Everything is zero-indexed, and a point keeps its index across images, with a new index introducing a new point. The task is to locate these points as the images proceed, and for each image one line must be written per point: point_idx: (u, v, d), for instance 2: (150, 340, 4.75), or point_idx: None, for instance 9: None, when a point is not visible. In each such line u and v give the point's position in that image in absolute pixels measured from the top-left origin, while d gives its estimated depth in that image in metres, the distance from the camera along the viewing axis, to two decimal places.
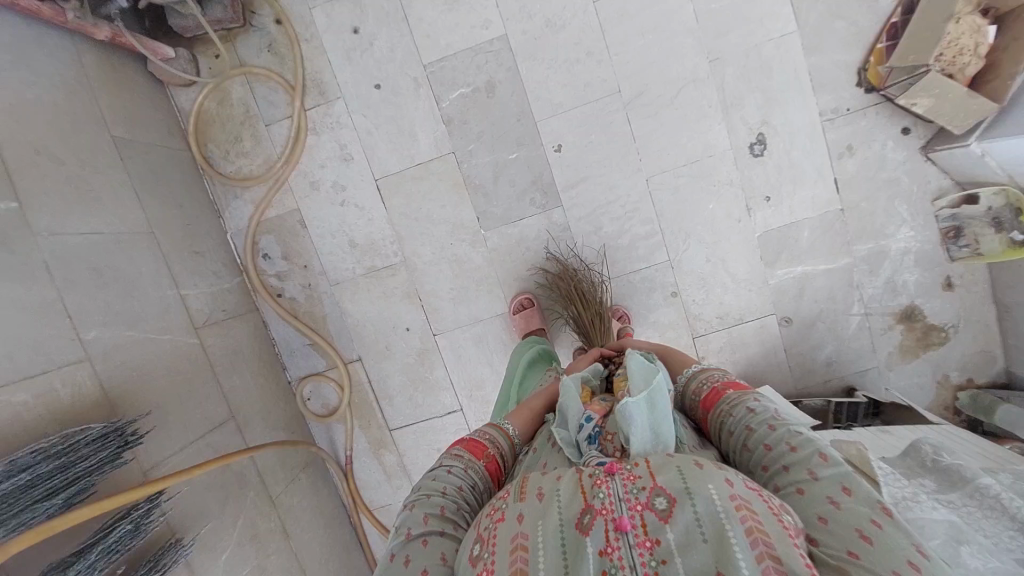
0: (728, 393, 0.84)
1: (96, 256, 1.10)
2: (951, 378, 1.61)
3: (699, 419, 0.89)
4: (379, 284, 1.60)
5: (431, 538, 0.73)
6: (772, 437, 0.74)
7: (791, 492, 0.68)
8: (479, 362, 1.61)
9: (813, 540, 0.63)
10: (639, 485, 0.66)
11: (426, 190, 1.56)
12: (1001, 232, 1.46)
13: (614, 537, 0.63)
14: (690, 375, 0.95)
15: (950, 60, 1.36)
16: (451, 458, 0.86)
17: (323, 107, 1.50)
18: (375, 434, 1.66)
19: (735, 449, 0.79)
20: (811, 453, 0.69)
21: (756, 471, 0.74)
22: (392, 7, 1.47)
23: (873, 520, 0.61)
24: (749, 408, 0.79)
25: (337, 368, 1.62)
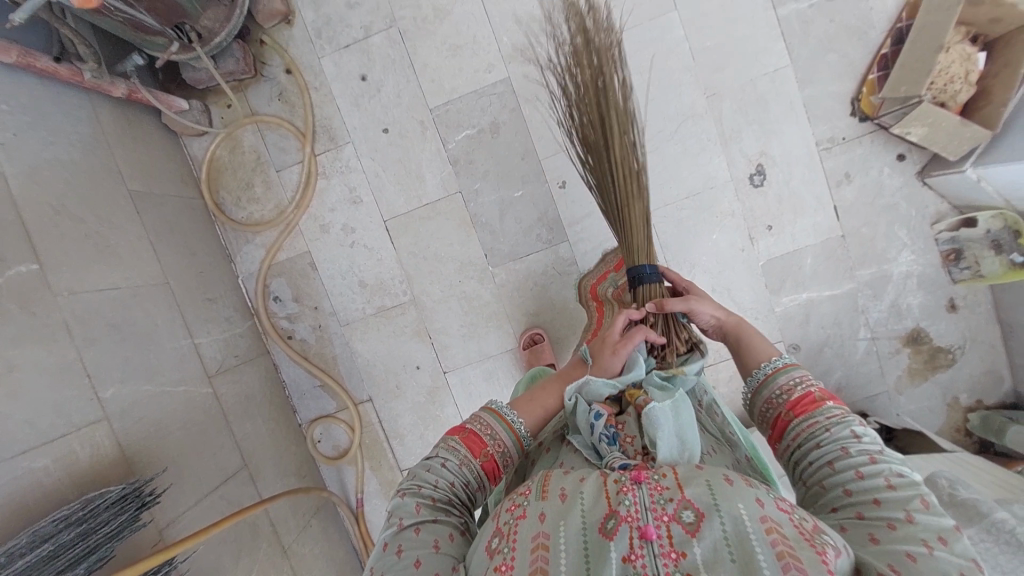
0: (828, 404, 0.78)
1: (114, 312, 1.11)
2: (961, 399, 1.61)
3: (772, 419, 0.84)
4: (388, 322, 1.60)
5: (423, 527, 0.74)
6: (870, 468, 0.69)
7: (877, 523, 0.64)
8: (489, 398, 1.60)
9: (894, 572, 0.59)
10: (666, 497, 0.66)
11: (434, 228, 1.57)
12: (1001, 255, 1.50)
13: (638, 544, 0.62)
14: (775, 369, 0.87)
15: (941, 88, 1.42)
16: (447, 450, 0.83)
17: (332, 152, 1.54)
18: (386, 475, 1.64)
19: (814, 461, 0.74)
20: (912, 495, 0.65)
21: (836, 490, 0.70)
22: (398, 54, 1.51)
23: (964, 574, 0.57)
24: (852, 432, 0.74)
25: (348, 409, 1.62)
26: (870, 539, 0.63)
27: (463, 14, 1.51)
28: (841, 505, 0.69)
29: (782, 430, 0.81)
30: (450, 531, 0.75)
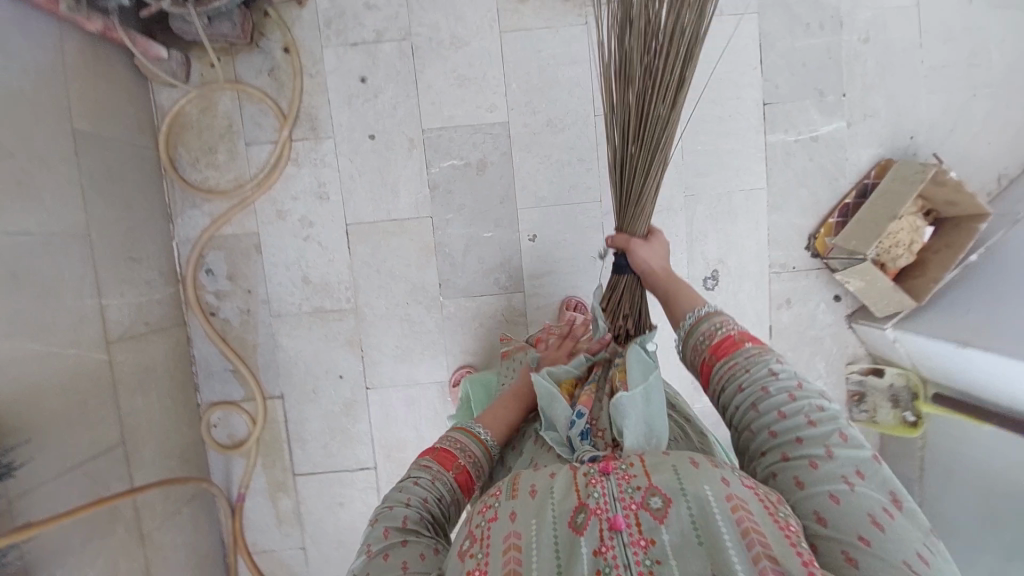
0: (746, 345, 0.82)
1: (15, 258, 1.03)
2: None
3: (698, 364, 0.87)
4: (322, 325, 1.55)
5: (394, 551, 0.71)
6: (790, 407, 0.74)
7: (802, 462, 0.69)
8: (405, 425, 1.58)
9: (823, 517, 0.65)
10: (635, 485, 0.68)
11: (395, 245, 1.54)
12: (897, 410, 1.65)
13: (609, 537, 0.64)
14: (699, 317, 0.89)
15: (886, 248, 1.50)
16: (419, 468, 0.82)
17: (311, 142, 1.49)
18: (276, 476, 1.57)
19: (740, 403, 0.78)
20: (831, 431, 0.71)
21: (761, 433, 0.75)
22: (404, 68, 1.49)
23: (886, 509, 0.64)
24: (771, 371, 0.78)
25: (254, 400, 1.55)
26: (797, 483, 0.69)
27: (479, 47, 1.49)
28: (768, 447, 0.73)
29: (708, 374, 0.85)
30: (423, 549, 0.72)
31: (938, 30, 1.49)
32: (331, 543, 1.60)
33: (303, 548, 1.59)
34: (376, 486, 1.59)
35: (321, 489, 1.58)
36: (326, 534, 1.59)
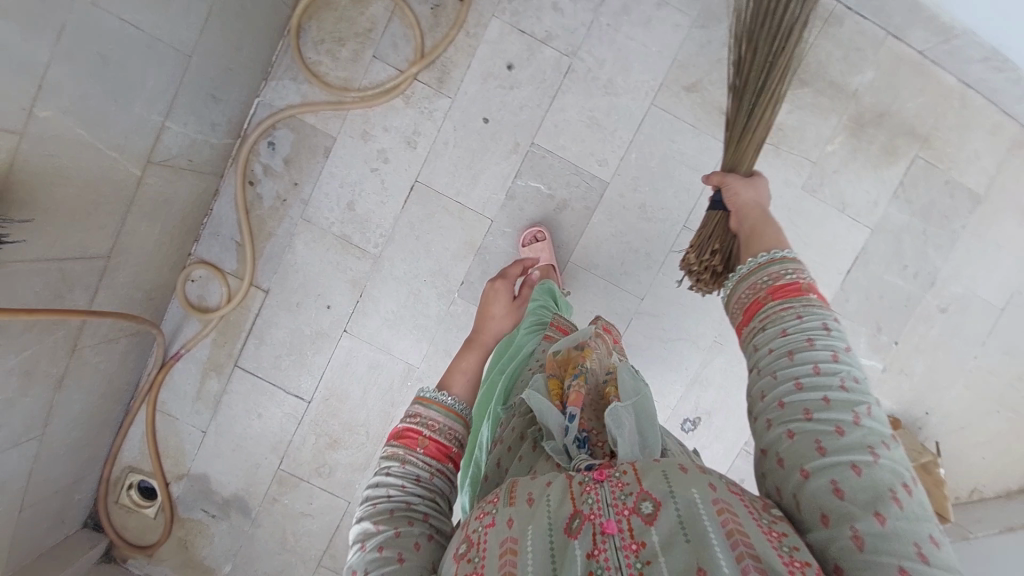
0: (809, 296, 0.85)
1: (116, 47, 0.98)
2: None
3: (747, 306, 0.91)
4: (339, 253, 1.53)
5: (385, 544, 0.72)
6: (828, 364, 0.75)
7: (826, 426, 0.69)
8: (357, 382, 1.59)
9: (839, 488, 0.64)
10: (628, 491, 0.66)
11: (443, 226, 1.51)
12: None
13: (601, 540, 0.62)
14: (767, 261, 0.93)
15: None
16: (387, 458, 0.83)
17: (429, 91, 1.46)
18: (220, 356, 1.58)
19: (776, 351, 0.80)
20: (862, 400, 0.72)
21: (786, 383, 0.76)
22: (552, 80, 1.45)
23: (905, 486, 0.64)
24: (822, 325, 0.81)
25: (240, 280, 1.53)
26: (817, 446, 0.68)
27: (627, 103, 1.46)
28: (790, 402, 0.73)
29: (756, 312, 0.89)
30: (416, 536, 0.74)
31: (999, 338, 1.57)
32: (231, 444, 1.63)
33: (205, 432, 1.62)
34: (299, 419, 1.60)
35: (252, 393, 1.60)
36: (233, 431, 1.62)
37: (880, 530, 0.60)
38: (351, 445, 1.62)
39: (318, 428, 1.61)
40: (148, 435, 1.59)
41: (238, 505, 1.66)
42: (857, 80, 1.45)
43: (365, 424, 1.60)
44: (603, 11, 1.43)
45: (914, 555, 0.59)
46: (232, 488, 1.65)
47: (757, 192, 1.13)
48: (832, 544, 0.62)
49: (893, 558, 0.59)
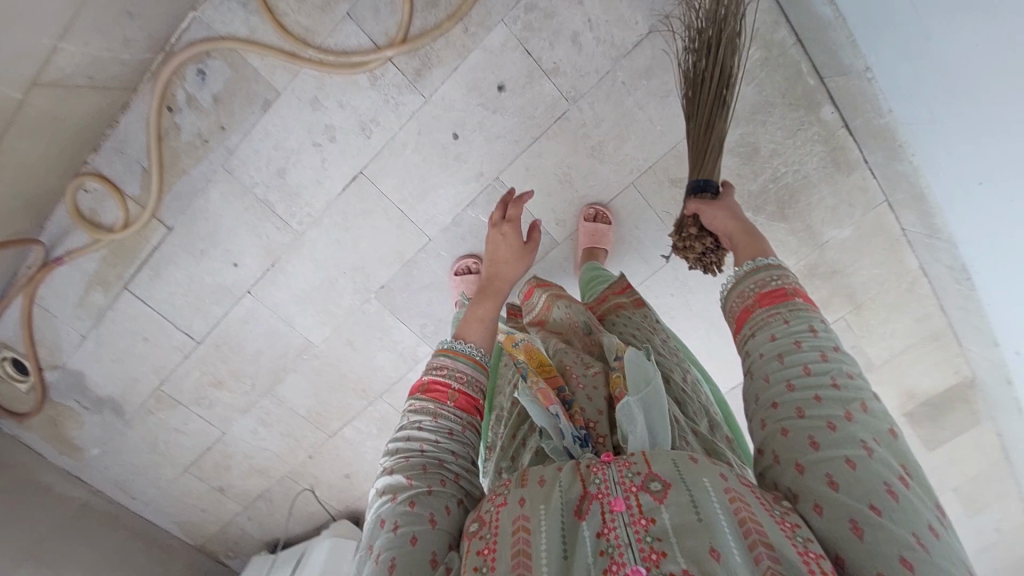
0: (796, 300, 0.79)
1: None
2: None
3: (737, 314, 0.84)
4: (258, 216, 1.40)
5: (417, 499, 0.72)
6: (819, 365, 0.71)
7: (818, 424, 0.67)
8: (251, 340, 1.57)
9: (835, 484, 0.63)
10: (635, 470, 0.67)
11: (378, 226, 1.42)
12: None
13: (610, 518, 0.63)
14: (753, 269, 0.85)
15: None
16: (418, 413, 0.80)
17: (401, 80, 1.26)
18: (108, 273, 1.48)
19: (765, 355, 0.75)
20: (854, 397, 0.68)
21: (777, 385, 0.72)
22: (540, 120, 1.29)
23: (900, 478, 0.63)
24: (810, 328, 0.75)
25: (140, 208, 1.37)
26: (810, 443, 0.66)
27: (607, 173, 1.35)
28: (782, 401, 0.70)
29: (744, 321, 0.82)
30: (446, 498, 0.73)
31: None
32: (112, 354, 1.60)
33: (84, 335, 1.57)
34: (188, 354, 1.59)
35: (142, 318, 1.54)
36: (117, 344, 1.58)
37: (878, 519, 0.60)
38: (236, 390, 1.66)
39: (203, 368, 1.62)
40: (20, 321, 1.52)
41: (111, 406, 1.68)
42: (832, 233, 1.40)
43: (253, 377, 1.63)
44: (624, 66, 1.23)
45: (913, 538, 0.58)
46: (109, 390, 1.65)
47: (726, 200, 1.01)
48: (833, 531, 0.62)
49: (893, 542, 0.58)
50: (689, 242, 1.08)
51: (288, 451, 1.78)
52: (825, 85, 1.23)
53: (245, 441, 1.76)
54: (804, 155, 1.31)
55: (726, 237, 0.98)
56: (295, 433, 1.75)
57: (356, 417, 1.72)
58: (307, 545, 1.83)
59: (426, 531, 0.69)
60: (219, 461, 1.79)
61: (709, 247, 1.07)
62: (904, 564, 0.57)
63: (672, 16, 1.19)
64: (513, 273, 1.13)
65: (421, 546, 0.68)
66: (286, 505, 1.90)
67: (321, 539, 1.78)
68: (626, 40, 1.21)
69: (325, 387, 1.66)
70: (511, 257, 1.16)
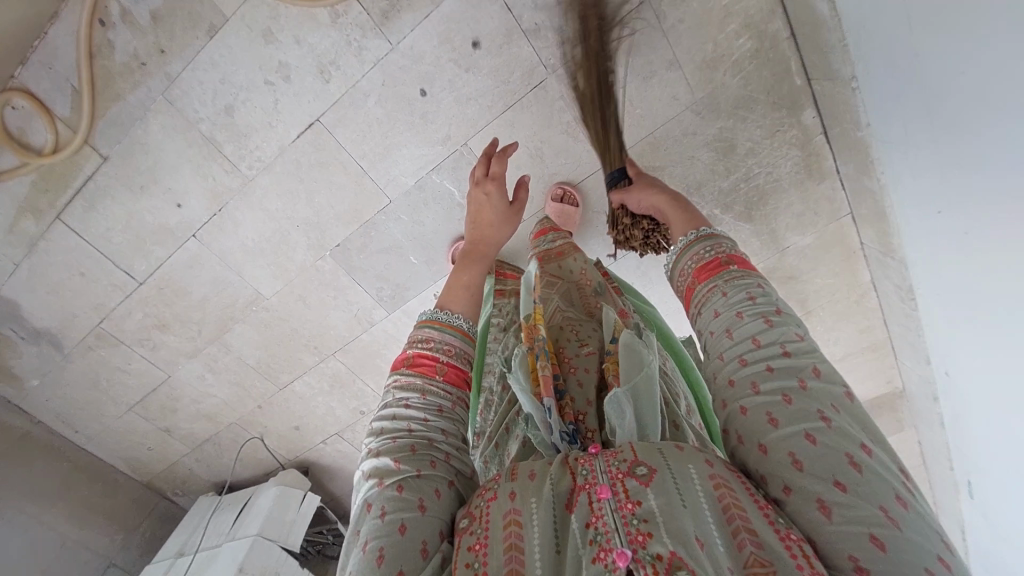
0: (733, 269, 0.71)
1: None
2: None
3: (682, 292, 0.77)
4: (205, 156, 1.30)
5: (406, 483, 0.68)
6: (767, 335, 0.62)
7: (773, 397, 0.57)
8: (197, 285, 1.51)
9: (799, 462, 0.52)
10: (621, 457, 0.61)
11: (335, 181, 1.34)
12: None
13: (597, 507, 0.57)
14: (690, 243, 0.79)
15: None
16: (403, 388, 0.79)
17: (366, 23, 1.15)
18: (39, 201, 1.37)
19: (713, 331, 0.66)
20: (804, 363, 0.59)
21: (729, 362, 0.62)
22: (515, 87, 1.21)
23: (863, 444, 0.52)
24: (749, 296, 0.67)
25: (71, 133, 1.26)
26: (768, 420, 0.56)
27: (581, 152, 1.30)
28: (737, 377, 0.61)
29: (689, 300, 0.75)
30: (436, 482, 0.71)
31: None
32: (46, 287, 1.51)
33: (16, 265, 1.48)
34: (128, 293, 1.52)
35: (77, 252, 1.45)
36: (50, 276, 1.49)
37: (845, 495, 0.50)
38: (181, 334, 1.61)
39: (145, 309, 1.55)
40: None
41: (47, 340, 1.62)
42: (796, 238, 1.43)
43: (199, 322, 1.59)
44: (610, 38, 1.16)
45: (882, 512, 0.48)
46: (44, 322, 1.58)
47: (639, 179, 1.01)
48: (801, 516, 0.52)
49: (863, 520, 0.48)
50: (629, 231, 1.07)
51: (235, 399, 1.77)
52: (811, 86, 1.20)
53: (190, 386, 1.73)
54: (780, 156, 1.30)
55: (651, 212, 0.98)
56: (243, 382, 1.73)
57: (307, 371, 1.71)
58: (254, 489, 1.86)
59: (416, 518, 0.66)
60: (163, 402, 1.77)
61: (647, 228, 1.06)
62: (875, 543, 0.47)
63: None
64: (500, 237, 1.10)
65: (410, 534, 0.64)
66: (232, 450, 1.91)
67: (268, 486, 1.79)
68: (614, 10, 1.13)
69: (273, 339, 1.63)
70: (495, 220, 1.13)
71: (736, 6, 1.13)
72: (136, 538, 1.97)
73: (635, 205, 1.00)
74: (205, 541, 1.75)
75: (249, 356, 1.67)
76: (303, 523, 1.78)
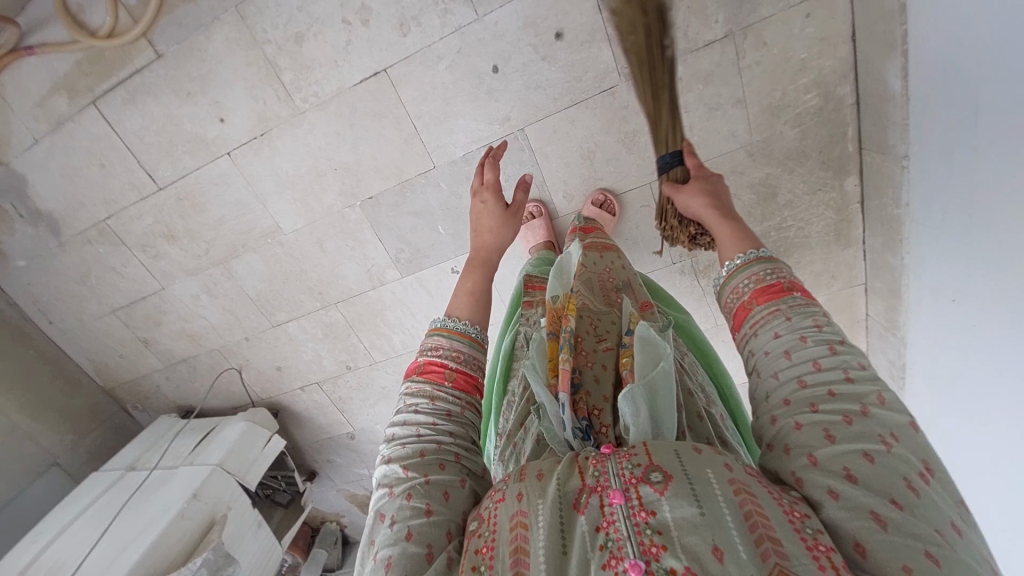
0: (796, 294, 0.74)
1: None
2: (339, 518, 2.30)
3: (735, 310, 0.80)
4: (261, 77, 1.28)
5: (413, 490, 0.72)
6: (828, 359, 0.64)
7: (832, 417, 0.59)
8: (217, 203, 1.48)
9: (851, 478, 0.54)
10: (635, 462, 0.63)
11: (384, 133, 1.33)
12: None
13: (610, 511, 0.60)
14: (747, 262, 0.81)
15: None
16: (414, 396, 0.85)
17: None
18: (77, 82, 1.33)
19: (770, 352, 0.70)
20: (868, 390, 0.61)
21: (786, 382, 0.65)
22: (585, 86, 1.23)
23: (923, 472, 0.54)
24: (814, 322, 0.69)
25: (130, 22, 1.24)
26: (824, 436, 0.58)
27: (629, 164, 1.33)
28: (793, 397, 0.63)
29: (744, 318, 0.77)
30: (446, 484, 0.74)
31: None
32: (60, 171, 1.46)
33: (37, 141, 1.43)
34: (144, 196, 1.48)
35: (105, 142, 1.41)
36: (67, 160, 1.45)
37: (900, 513, 0.51)
38: (187, 248, 1.58)
39: (158, 216, 1.52)
40: None
41: (47, 223, 1.57)
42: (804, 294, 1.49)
43: (209, 241, 1.56)
44: (687, 62, 1.19)
45: (938, 535, 0.49)
46: (49, 205, 1.53)
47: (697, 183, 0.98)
48: (848, 522, 0.53)
49: (917, 539, 0.49)
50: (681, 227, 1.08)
51: (225, 326, 1.74)
52: (859, 156, 1.25)
53: (183, 302, 1.69)
54: (814, 215, 1.37)
55: (701, 220, 0.96)
56: (236, 310, 1.70)
57: (305, 315, 1.69)
58: (218, 421, 1.81)
59: (421, 524, 0.69)
60: (150, 313, 1.73)
61: (694, 232, 1.08)
62: (930, 560, 0.48)
63: (751, 29, 1.13)
64: (499, 239, 1.13)
65: (417, 539, 0.67)
66: (207, 377, 1.87)
67: (237, 420, 1.75)
68: (700, 35, 1.15)
69: (279, 275, 1.61)
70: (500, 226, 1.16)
71: (813, 62, 1.16)
72: (85, 442, 1.90)
73: (688, 204, 0.97)
74: (162, 459, 1.68)
75: (250, 286, 1.64)
76: (264, 462, 1.75)
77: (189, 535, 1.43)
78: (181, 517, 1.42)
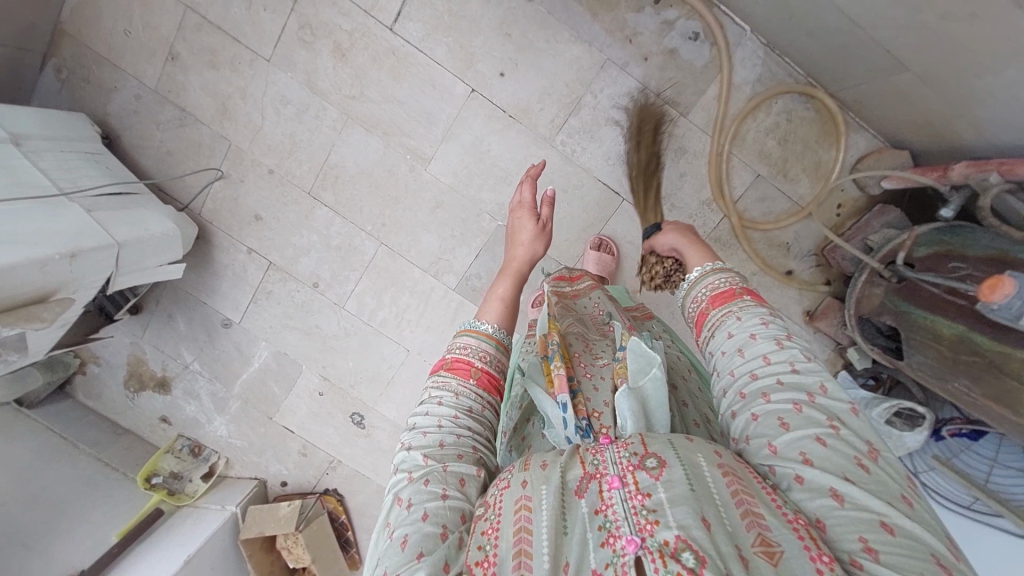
0: (743, 299, 0.76)
1: None
2: (90, 360, 1.77)
3: (695, 318, 0.81)
4: (561, 97, 1.38)
5: (432, 478, 0.62)
6: (778, 356, 0.66)
7: (784, 405, 0.61)
8: (413, 94, 1.40)
9: (809, 461, 0.56)
10: (631, 450, 0.59)
11: (572, 220, 1.45)
12: (169, 474, 1.75)
13: (608, 495, 0.56)
14: (705, 273, 0.84)
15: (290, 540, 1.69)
16: (438, 388, 0.72)
17: (711, 223, 1.42)
18: None
19: (726, 353, 0.71)
20: (812, 380, 0.63)
21: (740, 376, 0.67)
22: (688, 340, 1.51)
23: (869, 452, 0.57)
24: (761, 321, 0.71)
25: None
26: (779, 424, 0.59)
27: None
28: (748, 390, 0.65)
29: (702, 324, 0.79)
30: (463, 473, 0.64)
31: None
32: None
33: None
34: (369, 15, 1.36)
35: None
36: None
37: (854, 486, 0.53)
38: (338, 75, 1.41)
39: (358, 34, 1.37)
40: None
41: None
42: None
43: (363, 96, 1.41)
44: None
45: (887, 504, 0.52)
46: None
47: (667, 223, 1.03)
48: (809, 501, 0.54)
49: (873, 509, 0.52)
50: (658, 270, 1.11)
51: (269, 142, 1.47)
52: None
53: (265, 87, 1.43)
54: None
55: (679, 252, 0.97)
56: (298, 148, 1.47)
57: (344, 219, 1.53)
58: (133, 196, 1.39)
59: (438, 506, 0.60)
60: (224, 54, 1.41)
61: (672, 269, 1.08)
62: (885, 528, 0.51)
63: None
64: (532, 252, 0.96)
65: (434, 521, 0.58)
66: (180, 143, 1.49)
67: (165, 218, 1.40)
68: None
69: (373, 178, 1.48)
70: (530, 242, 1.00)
71: None
72: None
73: (665, 241, 1.00)
74: (69, 189, 1.21)
75: (338, 156, 1.47)
76: (146, 277, 1.38)
77: (23, 291, 1.01)
78: (40, 268, 1.02)
